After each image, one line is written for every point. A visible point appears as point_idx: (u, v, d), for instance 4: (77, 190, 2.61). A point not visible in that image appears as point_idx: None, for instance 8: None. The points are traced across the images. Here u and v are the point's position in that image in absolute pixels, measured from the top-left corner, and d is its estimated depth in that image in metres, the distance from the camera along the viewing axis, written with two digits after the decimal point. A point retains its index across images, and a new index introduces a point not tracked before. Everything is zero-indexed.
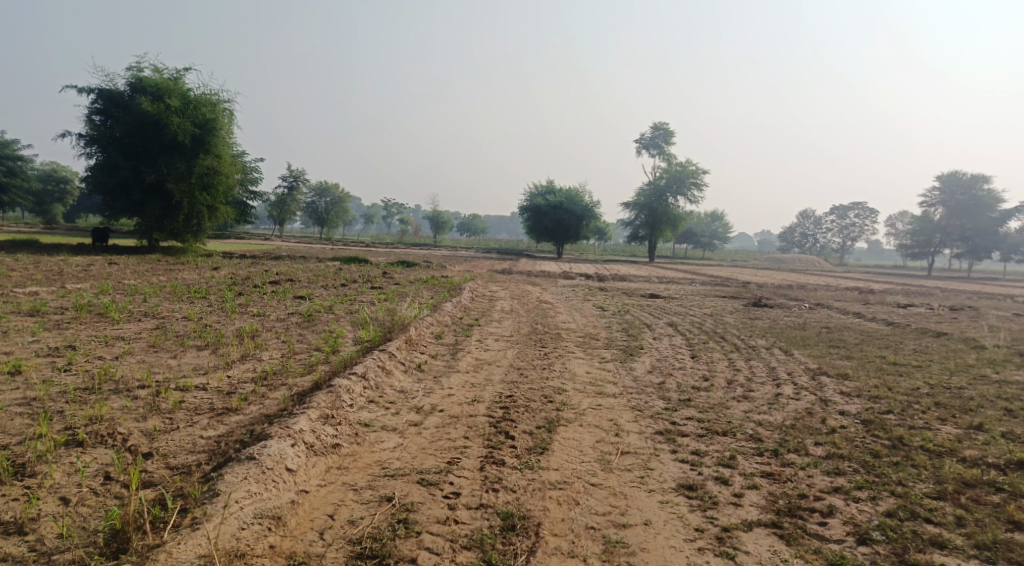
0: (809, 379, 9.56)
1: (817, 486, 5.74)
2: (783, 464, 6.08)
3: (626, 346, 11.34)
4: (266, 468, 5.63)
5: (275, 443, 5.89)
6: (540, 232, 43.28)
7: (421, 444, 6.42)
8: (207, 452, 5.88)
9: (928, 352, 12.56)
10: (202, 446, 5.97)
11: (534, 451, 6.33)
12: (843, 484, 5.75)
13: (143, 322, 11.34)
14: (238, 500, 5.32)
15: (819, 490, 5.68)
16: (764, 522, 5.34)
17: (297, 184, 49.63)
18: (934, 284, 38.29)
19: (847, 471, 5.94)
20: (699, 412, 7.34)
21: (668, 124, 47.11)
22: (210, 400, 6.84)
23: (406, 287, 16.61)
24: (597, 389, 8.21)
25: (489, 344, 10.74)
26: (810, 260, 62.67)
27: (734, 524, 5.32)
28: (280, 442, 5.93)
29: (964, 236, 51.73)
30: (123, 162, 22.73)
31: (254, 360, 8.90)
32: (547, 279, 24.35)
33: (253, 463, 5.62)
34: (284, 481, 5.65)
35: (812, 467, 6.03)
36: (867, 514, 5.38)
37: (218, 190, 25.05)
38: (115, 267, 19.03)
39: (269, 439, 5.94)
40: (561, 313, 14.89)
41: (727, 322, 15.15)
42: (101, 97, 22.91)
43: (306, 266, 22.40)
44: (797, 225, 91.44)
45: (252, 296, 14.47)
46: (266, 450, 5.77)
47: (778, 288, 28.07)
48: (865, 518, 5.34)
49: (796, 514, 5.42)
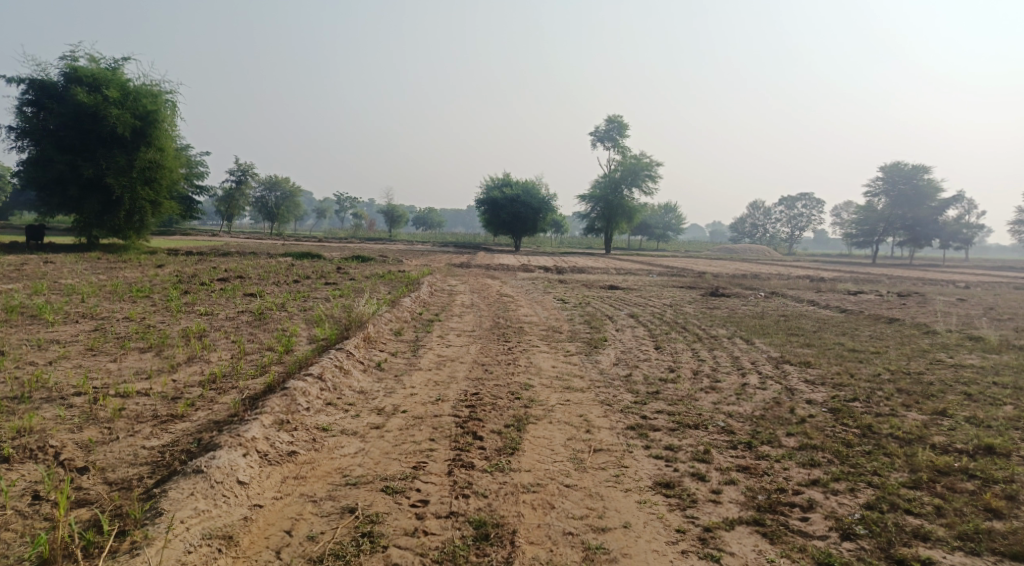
0: (773, 368, 9.53)
1: (795, 479, 5.64)
2: (757, 457, 5.97)
3: (589, 339, 11.17)
4: (215, 482, 5.26)
5: (224, 453, 5.51)
6: (497, 226, 43.02)
7: (383, 448, 6.11)
8: (149, 465, 5.46)
9: (884, 338, 12.73)
10: (145, 457, 5.55)
11: (503, 451, 6.08)
12: (820, 476, 5.66)
13: (80, 325, 10.69)
14: (184, 519, 4.94)
15: (797, 483, 5.58)
16: (745, 520, 5.20)
17: (245, 178, 48.20)
18: (880, 271, 39.35)
19: (823, 462, 5.86)
20: (669, 405, 7.18)
21: (622, 117, 47.25)
22: (152, 406, 6.38)
23: (362, 283, 16.15)
24: (564, 384, 8.00)
25: (450, 340, 10.44)
26: (761, 250, 63.79)
27: (716, 523, 5.17)
28: (231, 452, 5.55)
29: (907, 225, 53.28)
30: (58, 156, 21.61)
31: (201, 362, 8.42)
32: (505, 273, 24.05)
33: (201, 478, 5.23)
34: (236, 495, 5.28)
35: (787, 459, 5.93)
36: (848, 508, 5.29)
37: (162, 185, 24.05)
38: (52, 266, 18.06)
39: (219, 449, 5.54)
40: (522, 306, 14.65)
41: (687, 312, 15.14)
42: (33, 87, 21.75)
43: (257, 262, 21.67)
44: (747, 215, 93.15)
45: (199, 295, 13.86)
46: (215, 462, 5.39)
47: (733, 277, 28.37)
48: (847, 511, 5.24)
49: (777, 510, 5.29)
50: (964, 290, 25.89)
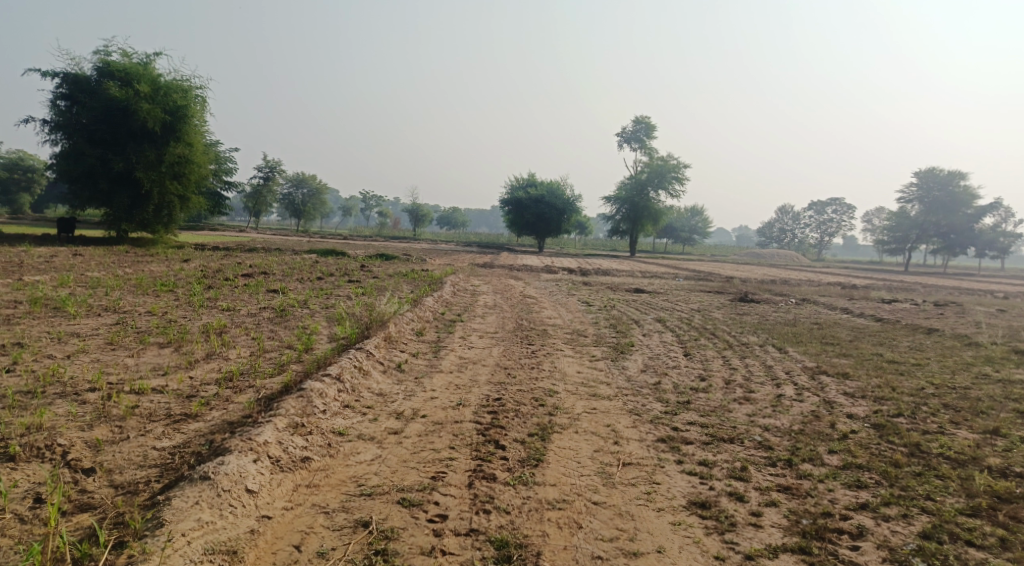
0: (809, 379, 9.11)
1: (841, 502, 5.27)
2: (799, 476, 5.61)
3: (616, 344, 10.83)
4: (223, 490, 5.04)
5: (234, 459, 5.29)
6: (521, 226, 42.74)
7: (401, 456, 5.85)
8: (157, 468, 5.26)
9: (924, 349, 12.22)
10: (154, 459, 5.36)
11: (527, 463, 5.79)
12: (869, 500, 5.29)
13: (102, 318, 10.61)
14: (186, 532, 4.70)
15: (845, 507, 5.21)
16: (790, 548, 4.85)
17: (273, 174, 48.44)
18: (914, 279, 38.27)
19: (870, 483, 5.49)
20: (701, 417, 6.83)
21: (650, 118, 46.70)
22: (165, 405, 6.19)
23: (385, 281, 15.96)
24: (590, 391, 7.68)
25: (473, 342, 10.17)
26: (788, 256, 62.65)
27: (758, 550, 4.83)
28: (240, 458, 5.33)
29: (941, 233, 51.92)
30: (89, 150, 21.77)
31: (220, 359, 8.25)
32: (529, 273, 23.72)
33: (207, 485, 5.02)
34: (244, 505, 5.05)
35: (832, 479, 5.56)
36: (902, 537, 4.91)
37: (190, 179, 24.14)
38: (80, 258, 18.12)
39: (229, 454, 5.33)
40: (546, 308, 14.34)
41: (716, 318, 14.71)
42: (66, 82, 21.93)
43: (282, 258, 21.64)
44: (775, 220, 91.73)
45: (221, 290, 13.76)
46: (223, 468, 5.17)
47: (762, 283, 27.72)
48: (901, 541, 4.87)
49: (825, 537, 4.93)
50: (1003, 300, 25.00)
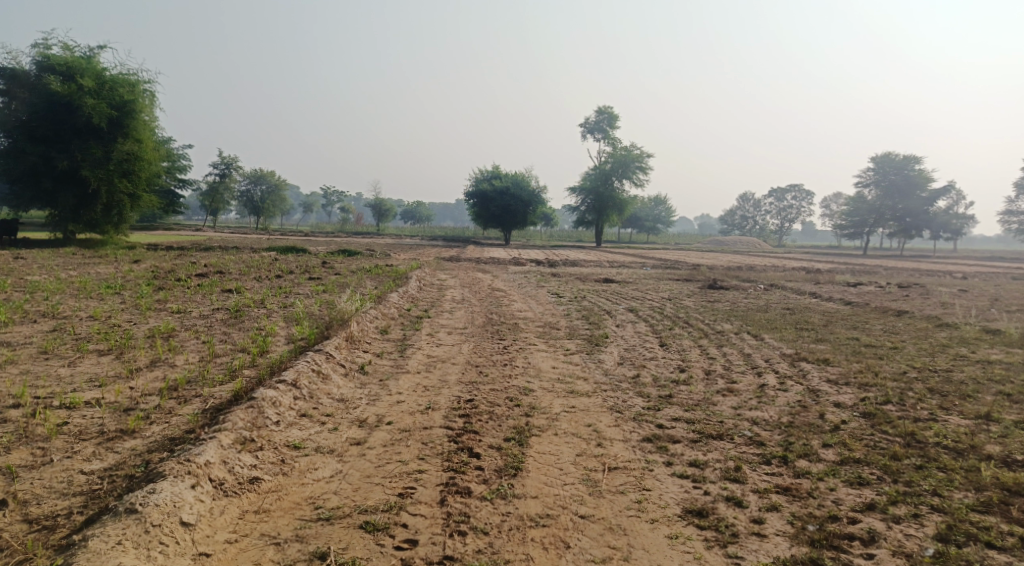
0: (790, 366, 8.84)
1: (847, 503, 4.93)
2: (796, 475, 5.25)
3: (590, 336, 10.41)
4: (153, 525, 4.47)
5: (168, 486, 4.72)
6: (486, 219, 42.15)
7: (365, 470, 5.33)
8: (82, 497, 4.67)
9: (898, 331, 12.09)
10: (79, 486, 4.77)
11: (504, 473, 5.32)
12: (875, 499, 4.96)
13: (38, 324, 9.83)
14: None
15: (851, 509, 4.87)
16: (800, 560, 4.48)
17: (228, 171, 46.96)
18: (874, 262, 38.68)
19: (872, 480, 5.16)
20: (686, 412, 6.44)
21: (611, 108, 46.54)
22: (97, 420, 5.57)
23: (347, 278, 15.30)
24: (567, 388, 7.22)
25: (441, 339, 9.65)
26: (749, 243, 62.96)
27: None
28: (177, 484, 4.77)
29: (898, 216, 52.45)
30: (30, 147, 20.59)
31: (165, 366, 7.60)
32: (496, 266, 23.15)
33: (135, 520, 4.44)
34: (179, 541, 4.49)
35: (832, 477, 5.22)
36: (918, 541, 4.58)
37: (140, 177, 23.00)
38: (21, 261, 17.06)
39: (162, 480, 4.76)
40: (515, 301, 13.86)
41: (688, 307, 14.40)
42: (3, 77, 20.70)
43: (240, 256, 20.84)
44: (737, 207, 92.63)
45: (172, 291, 13.00)
46: (156, 498, 4.60)
47: (728, 270, 27.62)
48: (917, 546, 4.54)
49: (835, 546, 4.58)
50: (963, 281, 25.27)
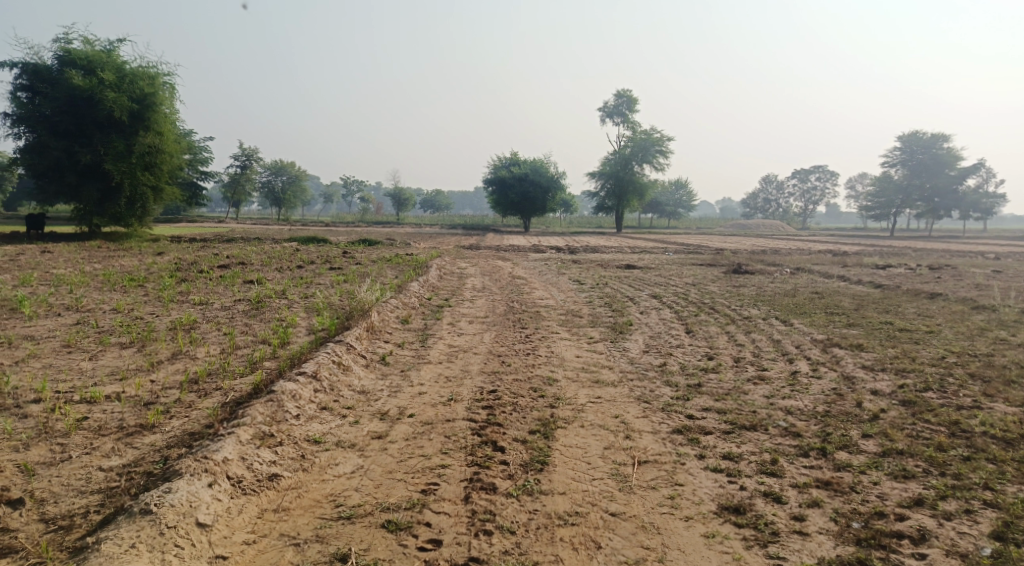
0: (822, 353, 8.56)
1: (892, 499, 4.72)
2: (836, 468, 5.04)
3: (614, 324, 10.20)
4: (169, 526, 4.38)
5: (184, 485, 4.64)
6: (505, 206, 41.89)
7: (386, 466, 5.21)
8: (99, 496, 4.61)
9: (933, 315, 11.71)
10: (96, 484, 4.71)
11: (529, 468, 5.17)
12: (923, 495, 4.73)
13: (62, 318, 9.84)
14: None
15: (898, 506, 4.65)
16: (845, 560, 4.28)
17: (249, 162, 47.17)
18: (902, 244, 37.88)
19: (918, 474, 4.94)
20: (717, 401, 6.23)
21: (631, 91, 45.94)
22: (116, 415, 5.51)
23: (368, 267, 15.23)
24: (592, 377, 7.04)
25: (462, 328, 9.50)
26: (773, 226, 62.08)
27: None
28: (193, 483, 4.68)
29: (926, 197, 51.24)
30: (54, 142, 20.72)
31: (186, 359, 7.54)
32: (517, 254, 22.97)
33: (150, 522, 4.36)
34: (195, 544, 4.39)
35: (875, 470, 5.00)
36: (972, 540, 4.36)
37: (162, 170, 23.07)
38: (47, 255, 17.18)
39: (178, 479, 4.67)
40: (536, 289, 13.66)
41: (713, 292, 14.10)
42: (26, 72, 20.84)
43: (261, 247, 20.89)
44: (760, 190, 91.33)
45: (194, 283, 13.00)
46: (172, 498, 4.51)
47: (753, 254, 27.13)
48: (972, 546, 4.32)
49: (883, 545, 4.37)
50: (997, 261, 24.57)
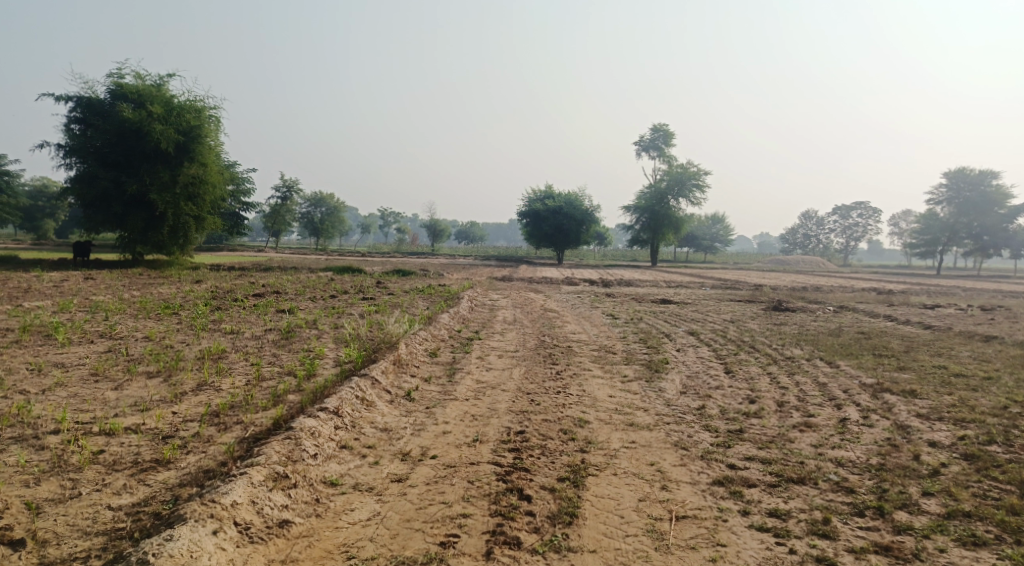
0: (872, 399, 8.06)
1: None
2: (896, 531, 4.66)
3: (648, 361, 9.83)
4: None
5: (187, 533, 4.47)
6: (539, 239, 41.76)
7: (405, 513, 4.94)
8: (103, 538, 4.49)
9: (989, 359, 11.07)
10: (100, 526, 4.59)
11: (558, 521, 4.86)
12: None
13: (93, 345, 9.84)
14: None
15: None
16: None
17: (290, 194, 48.02)
18: (949, 283, 36.64)
19: (991, 541, 4.55)
20: (760, 449, 5.84)
21: (667, 125, 45.76)
22: (132, 449, 5.39)
23: (400, 298, 15.13)
24: (626, 420, 6.68)
25: (491, 363, 9.23)
26: (813, 262, 60.74)
27: None
28: (197, 530, 4.51)
29: (974, 234, 50.16)
30: (102, 172, 21.27)
31: (210, 390, 7.39)
32: (550, 287, 22.71)
33: None
34: None
35: (941, 535, 4.62)
36: None
37: (205, 200, 23.47)
38: (90, 282, 17.48)
39: (182, 525, 4.52)
40: (568, 323, 13.36)
41: (753, 330, 13.62)
42: (80, 105, 21.51)
43: (297, 277, 21.03)
44: (799, 225, 89.87)
45: (227, 312, 13.02)
46: (173, 547, 4.35)
47: (794, 291, 26.43)
48: None
49: None
50: None
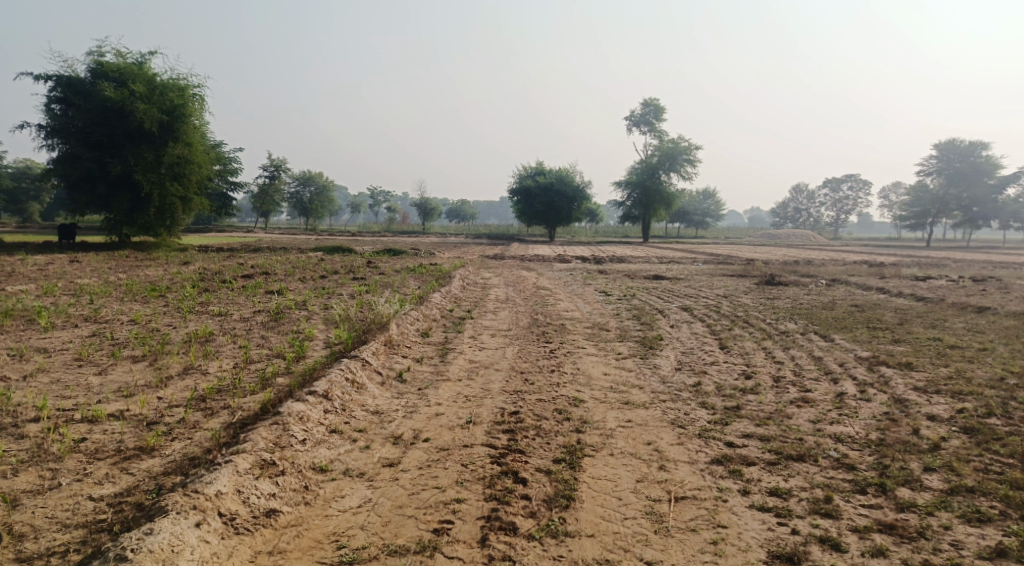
0: (868, 372, 7.99)
1: (969, 548, 4.30)
2: (899, 508, 4.61)
3: (643, 338, 9.73)
4: None
5: (168, 526, 4.35)
6: (530, 216, 41.51)
7: (396, 499, 4.84)
8: (83, 531, 4.39)
9: (983, 330, 11.05)
10: (79, 519, 4.48)
11: (554, 505, 4.76)
12: (1004, 542, 4.31)
13: (77, 329, 9.64)
14: None
15: (975, 557, 4.22)
16: None
17: (278, 173, 47.49)
18: (939, 254, 36.73)
19: (995, 517, 4.51)
20: (758, 426, 5.76)
21: (658, 100, 45.40)
22: (115, 436, 5.28)
23: (391, 277, 14.95)
24: (621, 398, 6.57)
25: (484, 342, 9.10)
26: (804, 236, 60.76)
27: None
28: (179, 523, 4.39)
29: (963, 205, 49.85)
30: (85, 153, 20.82)
31: (197, 374, 7.22)
32: (542, 264, 22.58)
33: None
34: None
35: (944, 511, 4.57)
36: None
37: (191, 180, 23.06)
38: (75, 265, 17.18)
39: (164, 518, 4.39)
40: (561, 300, 13.24)
41: (746, 304, 13.56)
42: (60, 85, 20.99)
43: (286, 257, 20.78)
44: (790, 200, 89.90)
45: (216, 293, 12.82)
46: (152, 541, 4.23)
47: (785, 264, 26.41)
48: None
49: None
50: None
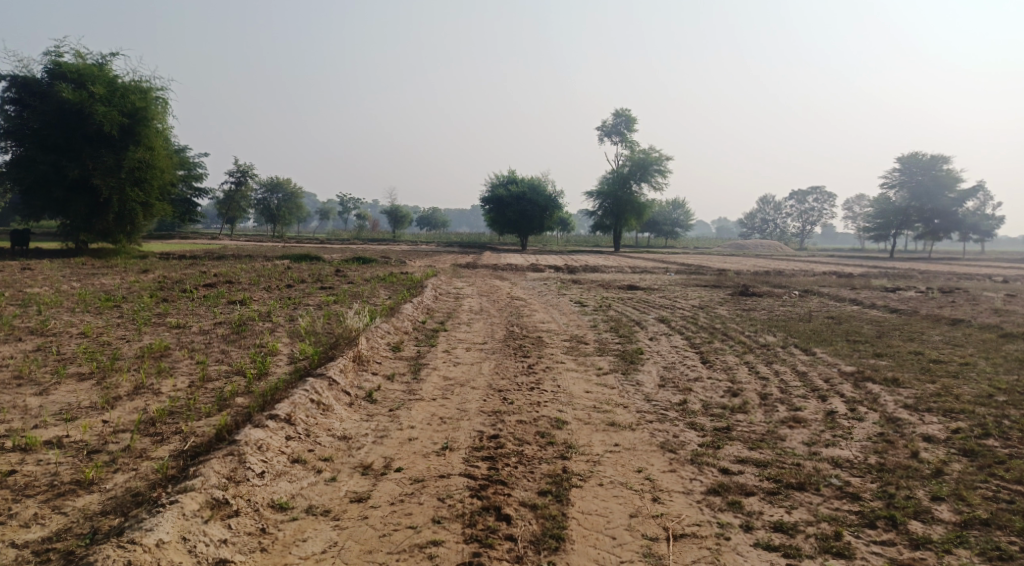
0: (856, 388, 7.77)
1: None
2: (914, 546, 4.52)
3: (622, 352, 9.40)
4: None
5: None
6: (502, 224, 41.11)
7: (368, 542, 4.53)
8: None
9: (961, 343, 10.96)
10: None
11: (542, 547, 4.51)
12: None
13: (21, 343, 8.99)
14: None
15: None
16: None
17: (245, 179, 46.45)
18: (906, 266, 37.15)
19: (1016, 553, 4.42)
20: (753, 451, 5.54)
21: (630, 110, 45.45)
22: (49, 469, 4.91)
23: (360, 287, 14.45)
24: (606, 418, 6.22)
25: (459, 357, 8.67)
26: (771, 246, 61.30)
27: None
28: None
29: (925, 218, 50.58)
30: (41, 156, 19.95)
31: (148, 394, 6.67)
32: (514, 273, 22.19)
33: None
34: None
35: (961, 547, 4.49)
36: None
37: (153, 185, 22.20)
38: (27, 272, 16.37)
39: None
40: (536, 312, 12.88)
41: (723, 316, 13.36)
42: (15, 85, 20.08)
43: (251, 265, 20.14)
44: (757, 210, 90.97)
45: (175, 304, 12.20)
46: None
47: (757, 275, 26.40)
48: None
49: None
50: (1006, 284, 23.85)
